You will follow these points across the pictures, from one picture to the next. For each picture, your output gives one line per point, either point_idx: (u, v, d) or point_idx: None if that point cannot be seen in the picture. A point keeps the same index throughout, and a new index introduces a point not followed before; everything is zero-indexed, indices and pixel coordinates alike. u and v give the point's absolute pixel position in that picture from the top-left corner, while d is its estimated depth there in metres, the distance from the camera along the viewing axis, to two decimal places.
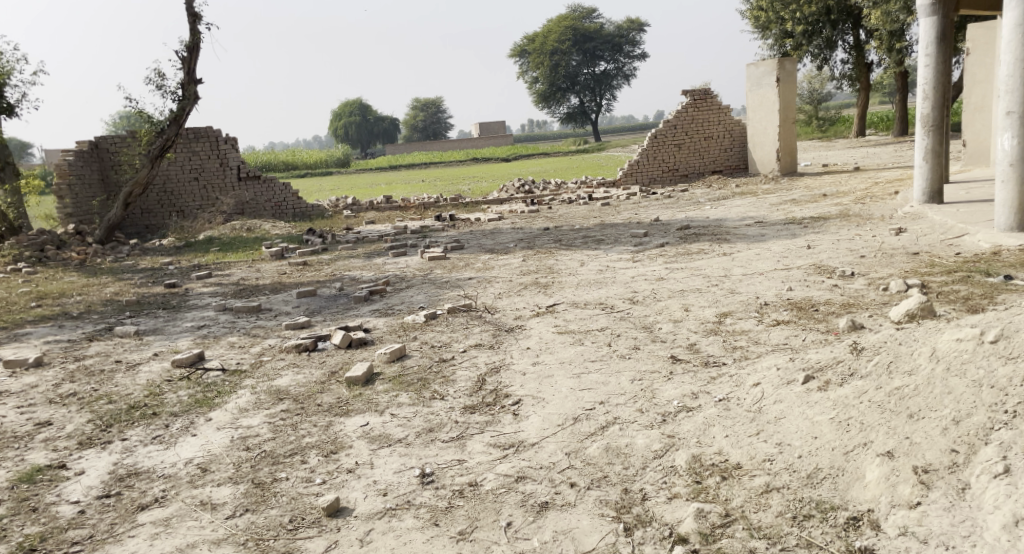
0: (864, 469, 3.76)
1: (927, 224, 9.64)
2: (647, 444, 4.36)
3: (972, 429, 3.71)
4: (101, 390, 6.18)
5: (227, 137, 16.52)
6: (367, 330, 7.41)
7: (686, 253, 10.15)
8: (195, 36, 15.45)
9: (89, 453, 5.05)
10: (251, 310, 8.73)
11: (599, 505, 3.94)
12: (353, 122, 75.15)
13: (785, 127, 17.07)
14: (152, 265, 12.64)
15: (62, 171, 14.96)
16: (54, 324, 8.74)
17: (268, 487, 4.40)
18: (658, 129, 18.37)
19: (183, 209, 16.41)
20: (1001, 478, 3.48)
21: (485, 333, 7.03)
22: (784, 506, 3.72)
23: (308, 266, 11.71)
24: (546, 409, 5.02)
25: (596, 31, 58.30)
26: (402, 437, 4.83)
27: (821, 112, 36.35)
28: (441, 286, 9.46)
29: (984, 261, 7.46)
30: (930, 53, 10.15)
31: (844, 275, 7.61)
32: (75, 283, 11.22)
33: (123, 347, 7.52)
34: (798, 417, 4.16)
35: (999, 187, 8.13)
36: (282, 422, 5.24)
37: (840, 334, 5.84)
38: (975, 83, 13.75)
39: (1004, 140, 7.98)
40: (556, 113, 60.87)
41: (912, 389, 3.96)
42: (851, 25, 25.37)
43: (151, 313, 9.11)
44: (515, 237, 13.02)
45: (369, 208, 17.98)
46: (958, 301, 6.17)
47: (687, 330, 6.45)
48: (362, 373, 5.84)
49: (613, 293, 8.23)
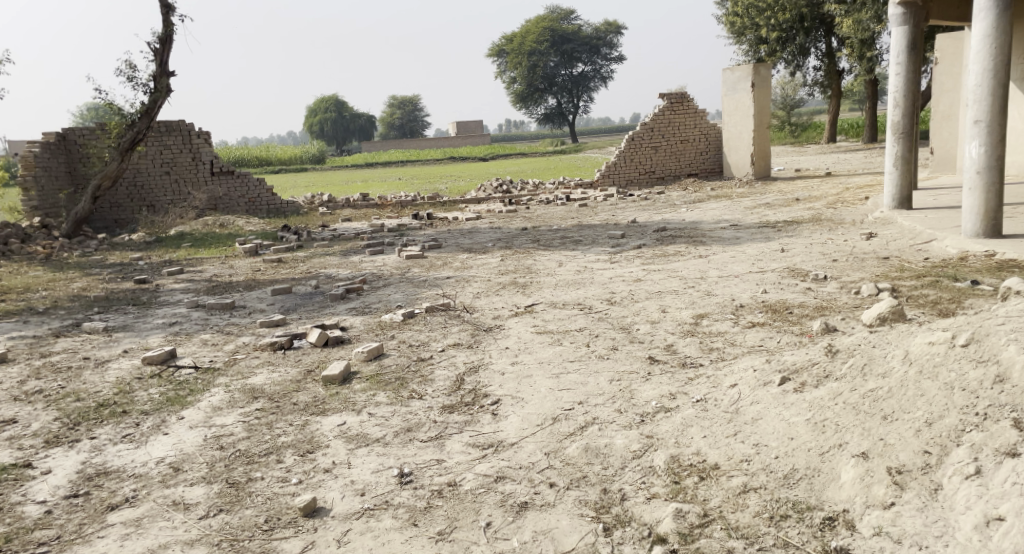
0: (839, 470, 3.82)
1: (897, 229, 9.79)
2: (626, 444, 4.39)
3: (945, 431, 3.76)
4: (68, 388, 6.10)
5: (200, 131, 16.38)
6: (345, 328, 7.40)
7: (663, 255, 10.23)
8: (167, 27, 15.32)
9: (56, 451, 5.00)
10: (224, 308, 8.68)
11: (578, 505, 3.96)
12: (329, 119, 74.87)
13: (760, 132, 17.26)
14: (122, 260, 12.51)
15: (28, 163, 14.76)
16: (19, 320, 8.62)
17: (242, 487, 4.37)
18: (635, 132, 18.49)
19: (153, 203, 16.23)
20: (972, 479, 3.53)
21: (463, 332, 7.04)
22: (761, 506, 3.77)
23: (283, 263, 11.64)
24: (525, 409, 5.04)
25: (574, 32, 58.55)
26: (379, 436, 4.83)
27: (795, 118, 36.75)
28: (419, 285, 9.46)
29: (952, 266, 7.59)
30: (901, 61, 10.31)
31: (817, 279, 7.71)
32: (41, 278, 11.08)
33: (92, 344, 7.44)
34: (774, 418, 4.22)
35: (966, 195, 8.27)
36: (257, 421, 5.21)
37: (813, 336, 5.93)
38: (942, 92, 13.96)
39: (971, 147, 8.14)
40: (533, 113, 61.03)
41: (885, 392, 4.03)
42: (824, 32, 25.85)
43: (120, 309, 9.02)
44: (492, 238, 13.04)
45: (346, 206, 17.91)
46: (928, 305, 6.28)
47: (664, 331, 6.51)
48: (339, 371, 5.82)
49: (591, 294, 8.27)
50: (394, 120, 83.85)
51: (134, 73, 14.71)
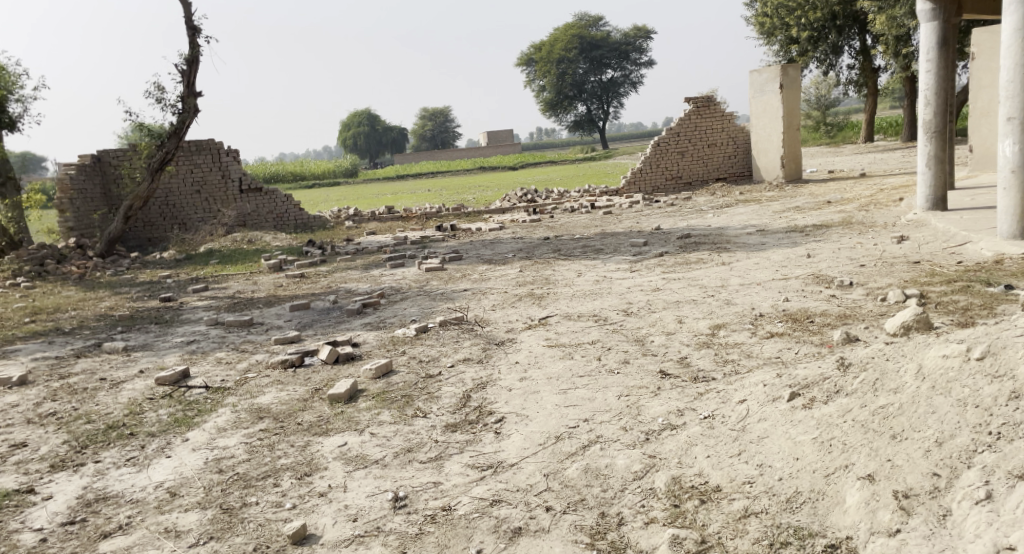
0: (843, 493, 3.63)
1: (929, 231, 9.49)
2: (628, 465, 4.23)
3: (955, 451, 3.57)
4: (81, 410, 6.08)
5: (229, 149, 16.47)
6: (357, 344, 7.31)
7: (686, 263, 10.03)
8: (194, 49, 15.47)
9: (60, 476, 4.96)
10: (242, 325, 8.65)
11: (574, 531, 3.82)
12: (362, 132, 75.63)
13: (789, 133, 16.95)
14: (151, 278, 12.60)
15: (64, 185, 15.01)
16: (45, 340, 8.68)
17: (235, 513, 4.29)
18: (661, 137, 18.25)
19: (185, 222, 16.39)
20: (983, 504, 3.34)
21: (475, 347, 6.92)
22: (761, 533, 3.59)
23: (305, 278, 11.65)
24: (528, 427, 4.91)
25: (603, 39, 58.36)
26: (379, 458, 4.72)
27: (830, 118, 36.18)
28: (435, 298, 9.36)
29: (986, 270, 7.31)
30: (931, 59, 10.01)
31: (842, 285, 7.48)
32: (72, 297, 11.19)
33: (111, 364, 7.44)
34: (780, 437, 4.03)
35: (1001, 195, 7.98)
36: (259, 443, 5.13)
37: (833, 346, 5.70)
38: (980, 88, 13.57)
39: (1005, 145, 7.86)
40: (563, 121, 60.91)
41: (896, 409, 3.84)
42: (858, 30, 24.98)
43: (143, 328, 9.04)
44: (514, 248, 12.90)
45: (371, 219, 17.92)
46: (955, 313, 6.03)
47: (679, 343, 6.34)
48: (345, 390, 5.73)
49: (608, 304, 8.12)
50: (425, 131, 84.19)
51: (162, 94, 14.84)
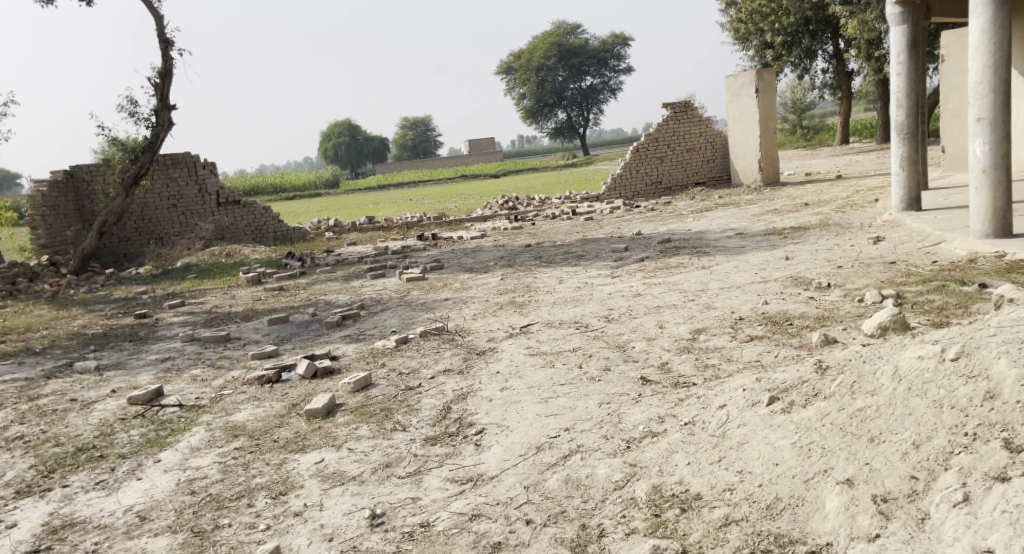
0: (823, 498, 3.63)
1: (905, 231, 9.53)
2: (608, 474, 4.21)
3: (932, 453, 3.57)
4: (49, 433, 5.97)
5: (205, 162, 16.33)
6: (335, 358, 7.23)
7: (666, 267, 10.05)
8: (166, 63, 15.38)
9: (25, 502, 4.86)
10: (218, 340, 8.56)
11: (554, 544, 3.78)
12: (342, 143, 75.41)
13: (767, 137, 17.03)
14: (126, 295, 12.45)
15: (36, 203, 14.85)
16: (14, 361, 8.54)
17: (207, 536, 4.22)
18: (639, 143, 18.33)
19: (161, 236, 16.25)
20: (960, 506, 3.34)
21: (455, 357, 6.87)
22: (742, 541, 3.57)
23: (284, 290, 11.56)
24: (508, 438, 4.87)
25: (581, 46, 58.57)
26: (356, 474, 4.66)
27: (806, 122, 36.40)
28: (415, 308, 9.30)
29: (960, 270, 7.34)
30: (901, 61, 10.05)
31: (820, 287, 7.50)
32: (44, 316, 11.03)
33: (81, 384, 7.31)
34: (760, 442, 4.03)
35: (973, 194, 8.01)
36: (234, 462, 5.06)
37: (812, 349, 5.69)
38: (951, 90, 13.64)
39: (976, 146, 7.92)
40: (544, 128, 61.04)
41: (873, 411, 3.84)
42: (831, 34, 25.32)
43: (116, 346, 8.93)
44: (494, 256, 12.88)
45: (352, 230, 17.81)
46: (931, 313, 6.05)
47: (660, 349, 6.31)
48: (323, 405, 5.66)
49: (588, 311, 8.08)
50: (406, 141, 84.09)
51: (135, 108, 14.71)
